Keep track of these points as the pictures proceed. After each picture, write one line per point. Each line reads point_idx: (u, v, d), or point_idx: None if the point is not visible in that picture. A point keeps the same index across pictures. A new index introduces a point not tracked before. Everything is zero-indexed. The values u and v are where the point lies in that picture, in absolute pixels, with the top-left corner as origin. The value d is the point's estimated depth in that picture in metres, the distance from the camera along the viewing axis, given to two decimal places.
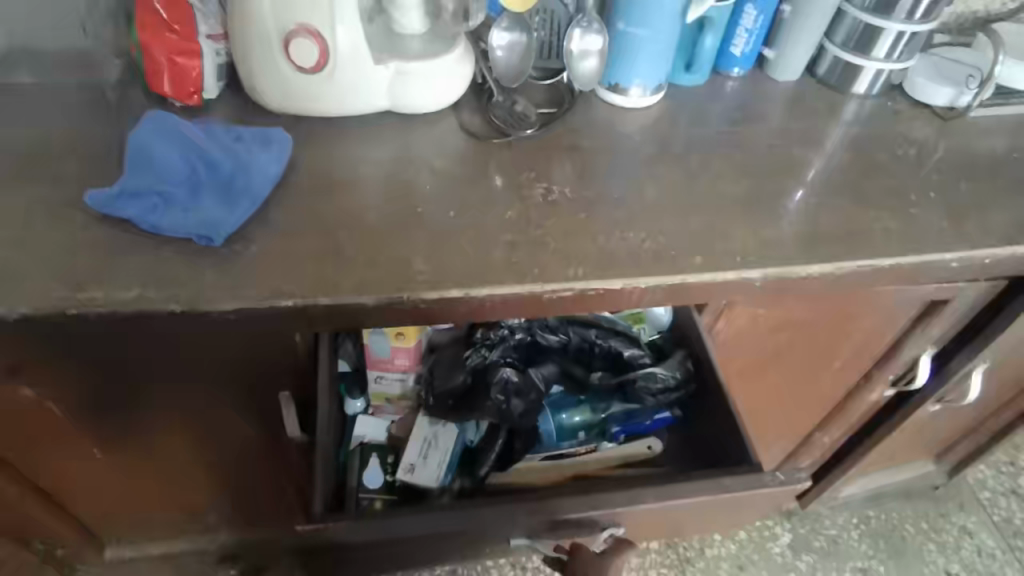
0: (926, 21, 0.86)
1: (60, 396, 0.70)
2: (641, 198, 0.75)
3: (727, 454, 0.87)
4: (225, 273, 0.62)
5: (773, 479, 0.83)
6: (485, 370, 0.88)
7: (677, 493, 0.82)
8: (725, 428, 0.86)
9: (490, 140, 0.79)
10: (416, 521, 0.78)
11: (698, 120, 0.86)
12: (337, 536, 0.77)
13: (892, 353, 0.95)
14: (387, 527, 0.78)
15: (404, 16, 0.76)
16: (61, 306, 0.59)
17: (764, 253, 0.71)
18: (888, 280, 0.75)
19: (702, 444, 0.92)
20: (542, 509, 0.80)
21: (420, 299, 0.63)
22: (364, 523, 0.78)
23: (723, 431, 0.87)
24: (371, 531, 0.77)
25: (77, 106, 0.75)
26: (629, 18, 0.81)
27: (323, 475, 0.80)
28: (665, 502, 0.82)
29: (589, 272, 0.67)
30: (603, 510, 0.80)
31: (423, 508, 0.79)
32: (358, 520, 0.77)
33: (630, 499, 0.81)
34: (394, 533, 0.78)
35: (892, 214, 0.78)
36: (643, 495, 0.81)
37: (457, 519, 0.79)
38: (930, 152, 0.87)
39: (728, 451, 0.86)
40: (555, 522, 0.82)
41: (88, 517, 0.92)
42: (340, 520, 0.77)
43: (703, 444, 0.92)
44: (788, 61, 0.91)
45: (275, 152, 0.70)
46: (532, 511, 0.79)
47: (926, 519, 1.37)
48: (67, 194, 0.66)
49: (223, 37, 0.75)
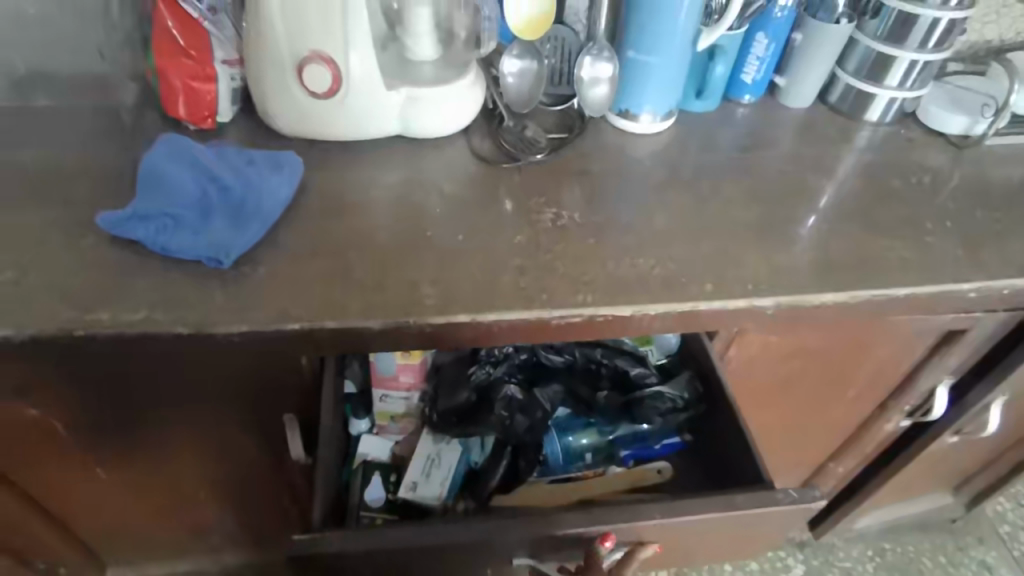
0: (940, 51, 0.87)
1: (64, 415, 0.69)
2: (651, 224, 0.75)
3: (745, 473, 0.82)
4: (233, 295, 0.62)
5: (787, 496, 0.76)
6: (489, 386, 0.87)
7: (683, 509, 0.75)
8: (737, 446, 0.83)
9: (499, 164, 0.79)
10: (400, 531, 0.71)
11: (707, 145, 0.86)
12: (332, 546, 0.69)
13: (907, 382, 0.93)
14: (388, 536, 0.71)
15: (416, 43, 0.77)
16: (68, 327, 0.58)
17: (775, 280, 0.71)
18: (904, 310, 0.74)
19: (715, 465, 0.89)
20: (542, 523, 0.73)
21: (427, 323, 0.62)
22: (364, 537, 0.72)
23: (736, 448, 0.84)
24: (371, 540, 0.70)
25: (93, 128, 0.76)
26: (639, 46, 0.81)
27: (322, 488, 0.77)
28: (673, 519, 0.74)
29: (598, 299, 0.66)
30: (603, 527, 0.74)
31: (420, 520, 0.72)
32: (358, 528, 0.70)
33: (634, 514, 0.74)
34: (398, 544, 0.70)
35: (904, 243, 0.77)
36: (648, 510, 0.75)
37: (464, 532, 0.72)
38: (945, 179, 0.86)
39: (742, 467, 0.83)
40: (555, 538, 0.74)
41: (89, 536, 0.91)
42: (339, 530, 0.71)
43: (717, 463, 0.89)
44: (799, 89, 0.91)
45: (287, 175, 0.70)
46: (528, 524, 0.73)
47: (943, 553, 1.33)
48: (79, 216, 0.67)
49: (238, 62, 0.76)
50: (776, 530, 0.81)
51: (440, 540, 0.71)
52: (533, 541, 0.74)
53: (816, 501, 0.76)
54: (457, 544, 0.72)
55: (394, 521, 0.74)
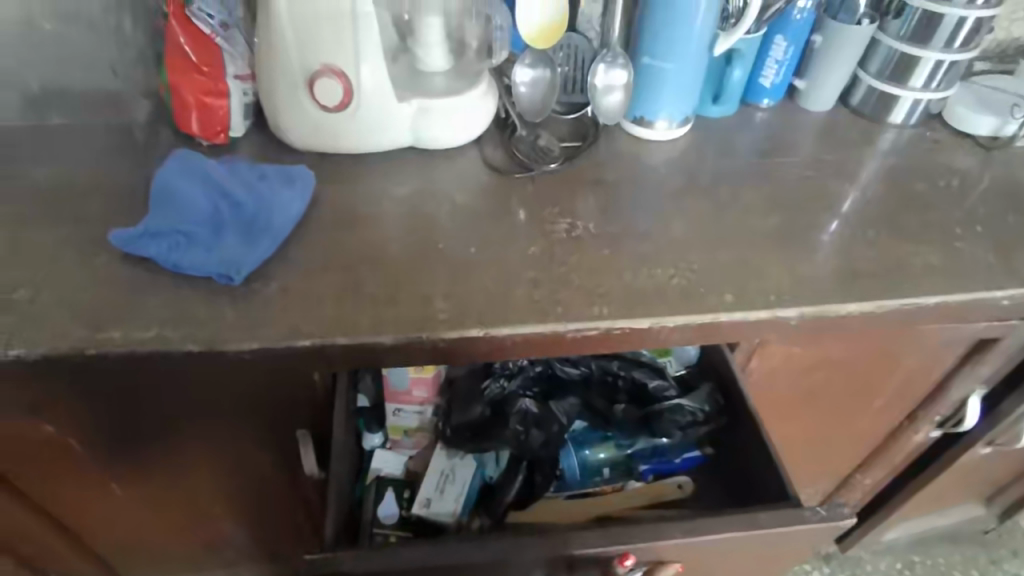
0: (966, 50, 0.84)
1: (79, 431, 0.69)
2: (668, 232, 0.73)
3: (769, 489, 0.80)
4: (243, 312, 0.61)
5: (815, 514, 0.73)
6: (504, 400, 0.86)
7: (704, 528, 0.73)
8: (760, 461, 0.81)
9: (512, 174, 0.78)
10: (414, 551, 0.70)
11: (724, 151, 0.84)
12: (344, 565, 0.68)
13: (937, 393, 0.90)
14: (401, 556, 0.69)
15: (428, 54, 0.76)
16: (79, 346, 0.58)
17: (798, 290, 0.68)
18: (934, 318, 0.71)
19: (737, 481, 0.86)
20: (558, 544, 0.71)
21: (440, 338, 0.61)
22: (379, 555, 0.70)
23: (758, 463, 0.81)
24: (383, 560, 0.69)
25: (106, 145, 0.76)
26: (654, 51, 0.79)
27: (336, 504, 0.75)
28: (695, 539, 0.72)
29: (614, 311, 0.65)
30: (623, 547, 0.72)
31: (435, 540, 0.71)
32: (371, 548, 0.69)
33: (655, 533, 0.72)
34: (411, 564, 0.69)
35: (932, 248, 0.74)
36: (668, 529, 0.72)
37: (480, 552, 0.70)
38: (974, 182, 0.83)
39: (766, 483, 0.80)
40: (572, 558, 0.72)
41: (105, 551, 0.91)
42: (350, 550, 0.70)
43: (739, 479, 0.86)
44: (820, 92, 0.89)
45: (299, 190, 0.70)
46: (543, 545, 0.71)
47: (975, 566, 1.29)
48: (92, 234, 0.67)
49: (250, 77, 0.76)
50: (803, 548, 0.78)
51: (454, 560, 0.70)
52: (548, 560, 0.72)
53: (846, 519, 0.73)
54: (473, 564, 0.70)
55: (407, 539, 0.72)
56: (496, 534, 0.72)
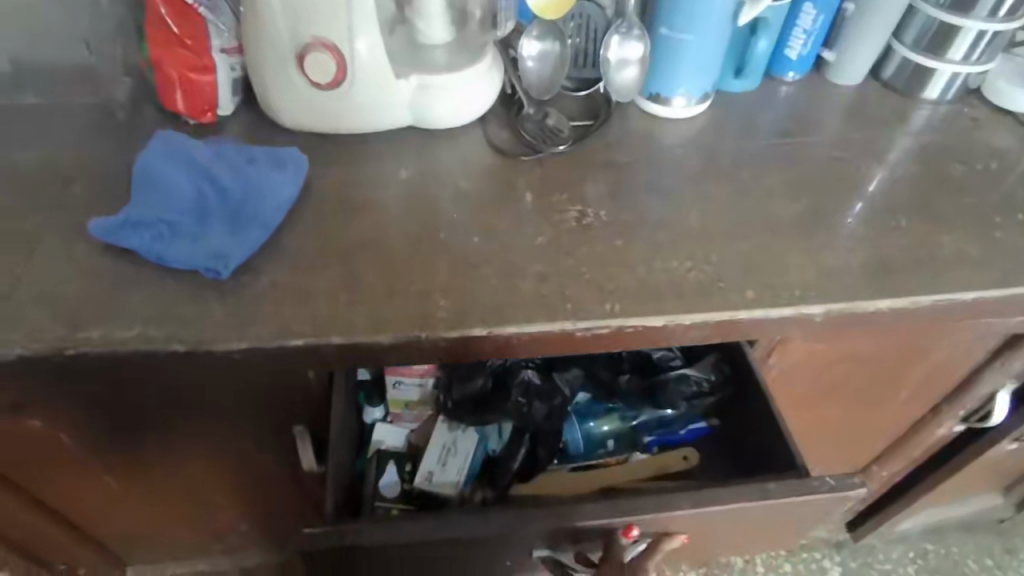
0: (1011, 20, 0.77)
1: (69, 427, 0.67)
2: (685, 221, 0.68)
3: (776, 460, 0.77)
4: (232, 309, 0.58)
5: (824, 484, 0.70)
6: (507, 371, 0.82)
7: (711, 499, 0.70)
8: (766, 431, 0.78)
9: (517, 156, 0.73)
10: (417, 524, 0.67)
11: (747, 130, 0.78)
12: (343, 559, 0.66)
13: (964, 386, 0.85)
14: (404, 530, 0.66)
15: (427, 26, 0.70)
16: (58, 346, 0.55)
17: (825, 286, 0.64)
18: (970, 315, 0.66)
19: (743, 452, 0.84)
20: (560, 514, 0.68)
21: (440, 338, 0.57)
22: (382, 522, 0.67)
23: (765, 432, 0.78)
24: (386, 534, 0.66)
25: (85, 125, 0.72)
26: (673, 22, 0.73)
27: (336, 479, 0.71)
28: (701, 509, 0.69)
29: (627, 308, 0.60)
30: (631, 517, 0.69)
31: (434, 513, 0.68)
32: (375, 523, 0.66)
33: (662, 504, 0.69)
34: (413, 538, 0.66)
35: (968, 237, 0.69)
36: (675, 500, 0.70)
37: (484, 525, 0.67)
38: (1014, 164, 0.77)
39: (774, 455, 0.77)
40: (575, 530, 0.69)
41: (108, 538, 0.90)
42: (352, 524, 0.66)
43: (744, 449, 0.83)
44: (849, 65, 0.83)
45: (291, 174, 0.66)
46: (547, 517, 0.68)
47: (990, 555, 1.26)
48: (72, 223, 0.63)
49: (237, 50, 0.71)
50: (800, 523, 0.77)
51: (456, 533, 0.67)
52: (550, 533, 0.69)
53: (856, 489, 0.70)
54: (476, 537, 0.67)
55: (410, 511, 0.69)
56: (500, 506, 0.69)
